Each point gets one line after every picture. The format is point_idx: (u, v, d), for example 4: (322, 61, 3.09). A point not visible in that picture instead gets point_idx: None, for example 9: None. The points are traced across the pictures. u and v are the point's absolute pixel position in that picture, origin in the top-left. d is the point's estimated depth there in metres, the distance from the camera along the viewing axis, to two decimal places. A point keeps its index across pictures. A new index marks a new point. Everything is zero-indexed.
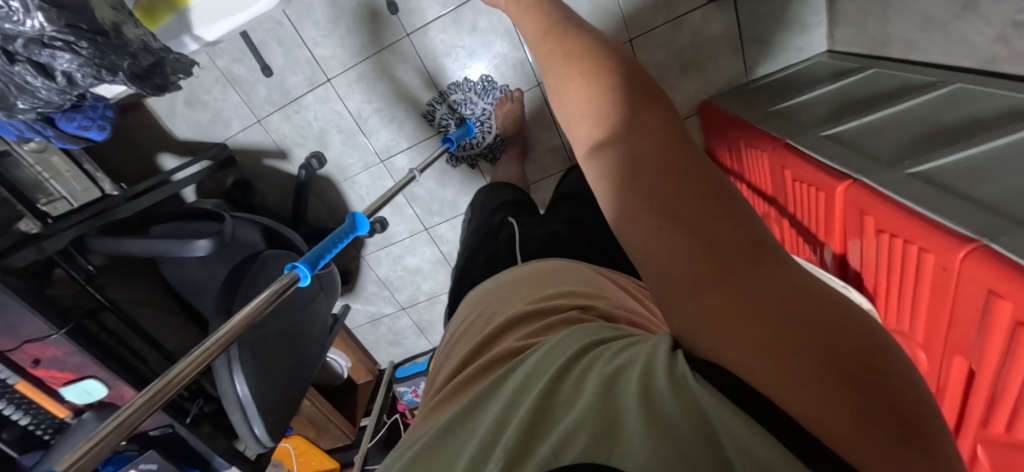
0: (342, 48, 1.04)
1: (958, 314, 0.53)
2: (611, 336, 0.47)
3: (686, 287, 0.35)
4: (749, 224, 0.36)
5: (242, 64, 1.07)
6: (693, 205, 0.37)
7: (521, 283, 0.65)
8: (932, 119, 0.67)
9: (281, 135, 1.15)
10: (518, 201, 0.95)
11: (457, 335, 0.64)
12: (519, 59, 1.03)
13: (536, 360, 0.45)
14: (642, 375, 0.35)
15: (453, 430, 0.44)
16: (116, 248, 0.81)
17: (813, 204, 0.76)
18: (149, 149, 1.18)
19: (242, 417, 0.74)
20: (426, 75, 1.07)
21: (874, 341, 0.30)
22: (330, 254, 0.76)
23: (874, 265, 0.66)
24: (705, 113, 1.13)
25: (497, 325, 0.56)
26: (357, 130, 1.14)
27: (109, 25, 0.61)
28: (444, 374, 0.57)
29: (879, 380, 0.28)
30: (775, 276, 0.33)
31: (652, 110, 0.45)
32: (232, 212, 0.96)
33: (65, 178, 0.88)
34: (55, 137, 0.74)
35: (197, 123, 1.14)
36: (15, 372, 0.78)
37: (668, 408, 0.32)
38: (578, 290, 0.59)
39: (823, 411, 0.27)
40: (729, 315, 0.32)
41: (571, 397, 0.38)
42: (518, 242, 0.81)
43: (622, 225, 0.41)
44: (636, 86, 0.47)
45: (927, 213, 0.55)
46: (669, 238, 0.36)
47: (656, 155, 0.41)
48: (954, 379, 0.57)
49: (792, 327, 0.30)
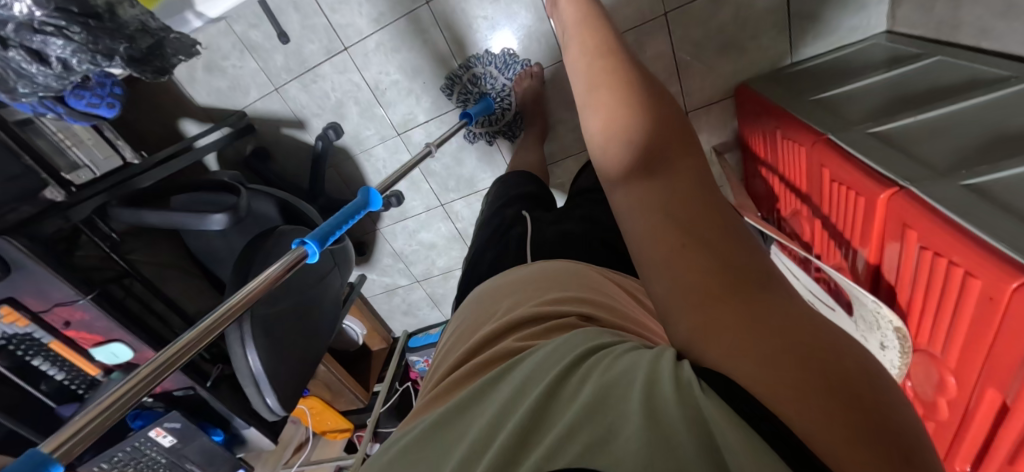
0: (361, 14, 1.00)
1: (1000, 345, 0.49)
2: (614, 342, 0.45)
3: (696, 302, 0.35)
4: (761, 256, 0.37)
5: (259, 30, 1.04)
6: (710, 228, 0.37)
7: (527, 284, 0.63)
8: (1000, 121, 0.60)
9: (299, 105, 1.13)
10: (530, 192, 0.93)
11: (460, 332, 0.64)
12: (543, 32, 0.97)
13: (533, 360, 0.44)
14: (646, 376, 0.32)
15: (447, 425, 0.44)
16: (136, 219, 0.83)
17: (850, 208, 0.70)
18: (171, 113, 1.18)
19: (255, 389, 0.75)
20: (445, 47, 1.03)
21: (870, 371, 0.29)
22: (341, 233, 0.66)
23: (910, 279, 0.62)
24: (741, 97, 1.05)
25: (499, 325, 0.56)
26: (375, 102, 1.12)
27: (103, 8, 0.69)
28: (441, 373, 0.57)
29: (874, 405, 0.27)
30: (781, 303, 0.33)
31: (682, 141, 0.46)
32: (248, 184, 0.96)
33: (87, 146, 0.86)
34: (66, 114, 0.77)
35: (217, 90, 1.13)
36: (48, 333, 0.80)
37: (672, 417, 0.29)
38: (584, 295, 0.58)
39: (823, 427, 0.26)
40: (732, 329, 0.32)
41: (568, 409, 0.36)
42: (528, 238, 0.80)
43: (640, 238, 0.41)
44: (668, 115, 0.49)
45: (979, 233, 0.50)
46: (686, 254, 0.37)
47: (682, 180, 0.42)
48: (985, 408, 0.53)
49: (794, 344, 0.30)
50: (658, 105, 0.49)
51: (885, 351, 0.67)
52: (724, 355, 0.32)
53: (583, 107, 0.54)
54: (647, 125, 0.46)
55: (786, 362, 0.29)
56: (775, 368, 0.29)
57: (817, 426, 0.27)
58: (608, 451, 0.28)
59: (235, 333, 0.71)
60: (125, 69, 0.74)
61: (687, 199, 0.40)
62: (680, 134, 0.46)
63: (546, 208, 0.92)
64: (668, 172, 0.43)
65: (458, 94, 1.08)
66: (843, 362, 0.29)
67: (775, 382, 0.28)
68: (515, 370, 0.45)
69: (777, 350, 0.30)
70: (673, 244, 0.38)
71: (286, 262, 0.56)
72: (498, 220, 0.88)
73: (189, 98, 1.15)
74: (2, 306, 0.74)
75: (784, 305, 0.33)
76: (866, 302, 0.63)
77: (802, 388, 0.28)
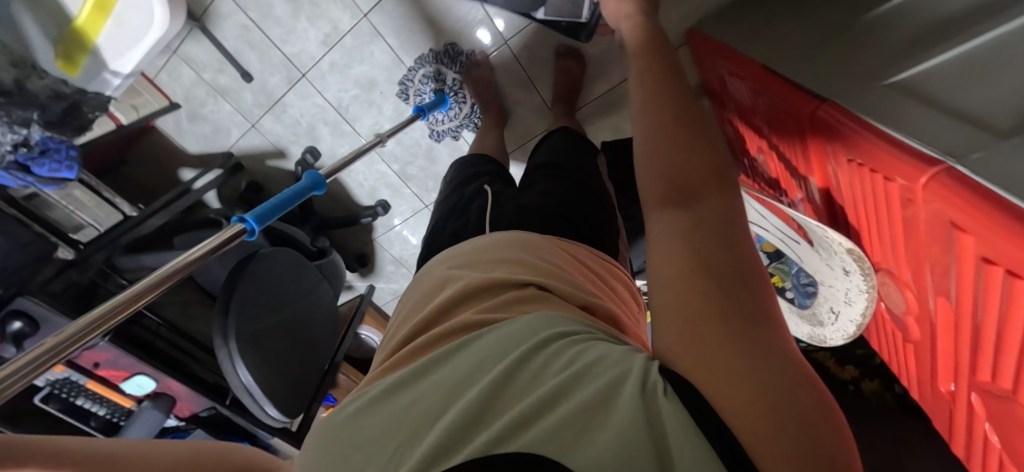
0: (310, 40, 1.06)
1: (930, 248, 0.46)
2: (577, 327, 0.47)
3: (694, 318, 0.37)
4: (766, 297, 0.38)
5: (225, 74, 1.12)
6: (724, 263, 0.40)
7: (480, 257, 0.65)
8: (933, 10, 0.55)
9: (276, 136, 1.21)
10: (490, 174, 0.93)
11: (414, 302, 0.65)
12: (480, 19, 1.01)
13: (492, 336, 0.46)
14: (614, 377, 0.36)
15: (383, 401, 0.45)
16: (136, 263, 0.97)
17: (791, 134, 0.67)
18: (170, 165, 1.29)
19: (253, 400, 0.81)
20: (392, 54, 1.07)
21: (827, 417, 0.31)
22: (282, 209, 0.72)
23: (852, 194, 0.58)
24: (693, 42, 1.00)
25: (452, 296, 0.57)
26: (342, 120, 1.17)
27: (12, 84, 0.81)
28: (388, 352, 0.59)
29: (817, 440, 0.29)
30: (769, 338, 0.35)
31: (722, 174, 0.47)
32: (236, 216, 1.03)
33: (88, 207, 0.98)
34: (38, 183, 0.87)
35: (203, 136, 1.23)
36: (83, 375, 0.89)
37: (632, 414, 0.32)
38: (539, 265, 0.60)
39: (765, 444, 0.29)
40: (717, 347, 0.35)
41: (524, 390, 0.38)
42: (487, 210, 0.82)
43: (659, 262, 0.44)
44: (713, 147, 0.49)
45: (901, 139, 0.46)
46: (695, 279, 0.39)
47: (713, 215, 0.44)
48: (940, 317, 0.50)
49: (767, 372, 0.32)
50: (709, 137, 0.50)
51: (849, 276, 0.63)
52: (699, 366, 0.34)
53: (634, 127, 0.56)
54: (690, 153, 0.48)
55: (750, 383, 0.31)
56: (739, 387, 0.32)
57: (760, 442, 0.29)
58: (559, 440, 0.32)
59: (223, 352, 0.77)
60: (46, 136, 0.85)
61: (710, 234, 0.42)
62: (721, 169, 0.47)
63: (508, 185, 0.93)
64: (696, 206, 0.45)
65: (415, 96, 1.11)
66: (803, 401, 0.31)
67: (737, 400, 0.31)
68: (475, 343, 0.46)
69: (747, 372, 0.32)
70: (685, 270, 0.40)
71: (220, 236, 0.62)
72: (458, 196, 0.91)
73: (183, 148, 1.26)
74: None
75: (771, 341, 0.35)
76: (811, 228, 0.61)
77: (757, 406, 0.30)
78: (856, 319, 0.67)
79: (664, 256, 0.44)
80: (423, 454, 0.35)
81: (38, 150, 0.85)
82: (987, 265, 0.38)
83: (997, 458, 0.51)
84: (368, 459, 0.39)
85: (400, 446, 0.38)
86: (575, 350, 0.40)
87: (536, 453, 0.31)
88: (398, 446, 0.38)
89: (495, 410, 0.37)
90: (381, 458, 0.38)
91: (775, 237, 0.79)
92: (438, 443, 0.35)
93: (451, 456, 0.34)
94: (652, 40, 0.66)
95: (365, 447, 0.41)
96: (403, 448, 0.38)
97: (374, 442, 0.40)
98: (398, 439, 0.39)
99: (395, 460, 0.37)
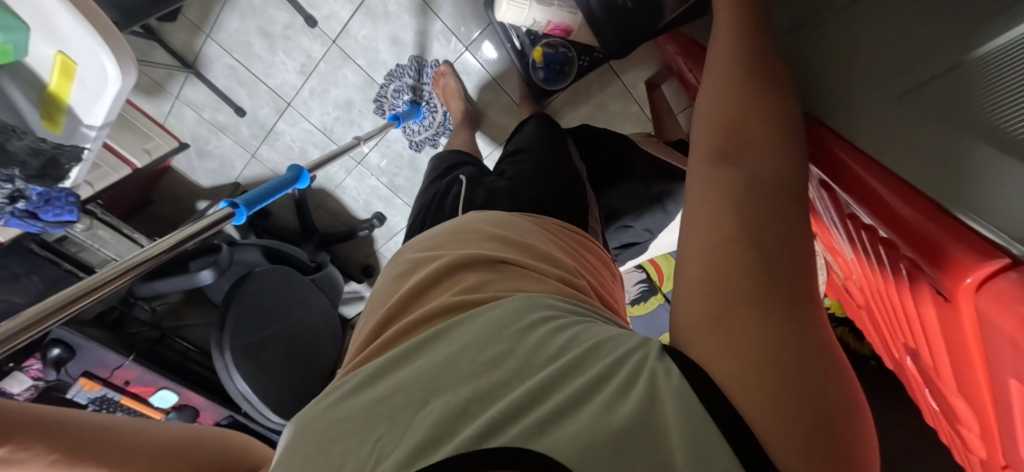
0: (289, 71, 1.14)
1: (837, 209, 0.46)
2: (566, 311, 0.43)
3: (722, 294, 0.32)
4: (809, 269, 0.33)
5: (222, 112, 1.23)
6: (770, 230, 0.33)
7: (455, 235, 0.58)
8: None
9: (273, 163, 1.31)
10: (468, 164, 0.88)
11: (386, 288, 0.57)
12: (438, 30, 1.05)
13: (492, 316, 0.42)
14: (609, 364, 0.34)
15: (360, 390, 0.40)
16: (150, 289, 1.03)
17: None
18: (187, 199, 1.41)
19: (252, 407, 0.89)
20: (363, 74, 1.13)
21: (851, 410, 0.28)
22: (270, 200, 0.77)
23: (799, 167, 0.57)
24: (659, 49, 0.97)
25: (436, 274, 0.50)
26: (329, 141, 1.25)
27: None
28: (359, 344, 0.51)
29: (837, 436, 0.27)
30: (806, 319, 0.30)
31: (769, 125, 0.41)
32: (236, 239, 1.11)
33: (110, 243, 1.06)
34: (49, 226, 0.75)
35: (212, 171, 1.35)
36: (117, 392, 1.02)
37: (624, 410, 0.29)
38: (523, 244, 0.56)
39: (788, 443, 0.26)
40: (747, 329, 0.30)
41: (517, 379, 0.35)
42: (461, 197, 0.75)
43: (691, 225, 0.38)
44: (762, 95, 0.43)
45: (841, 133, 0.44)
46: (732, 249, 0.33)
47: (767, 172, 0.37)
48: (860, 277, 0.49)
49: (799, 362, 0.28)
50: (767, 88, 0.43)
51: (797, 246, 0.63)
52: (719, 352, 0.30)
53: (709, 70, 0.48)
54: (751, 118, 0.42)
55: (772, 377, 0.28)
56: (764, 377, 0.28)
57: (783, 443, 0.26)
58: (550, 436, 0.30)
59: (219, 364, 0.84)
60: (44, 187, 0.69)
61: (757, 191, 0.36)
62: (784, 130, 0.41)
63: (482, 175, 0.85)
64: (746, 159, 0.38)
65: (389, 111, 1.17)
66: (830, 399, 0.28)
67: (757, 395, 0.28)
68: (472, 320, 0.42)
69: (779, 363, 0.28)
70: (722, 233, 0.34)
71: (189, 228, 0.65)
72: (433, 190, 0.84)
73: (196, 182, 1.38)
74: (81, 378, 0.96)
75: (809, 324, 0.30)
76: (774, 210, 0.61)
77: (784, 402, 0.27)
78: None
79: (700, 223, 0.37)
80: (414, 447, 0.32)
81: (40, 198, 0.71)
82: (900, 268, 0.37)
83: (942, 423, 0.50)
84: (347, 452, 0.35)
85: (382, 438, 0.34)
86: (567, 338, 0.37)
87: (524, 446, 0.29)
88: (379, 439, 0.34)
89: (485, 402, 0.34)
90: (361, 453, 0.34)
91: None
92: (427, 435, 0.32)
93: (437, 452, 0.31)
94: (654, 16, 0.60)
95: (345, 439, 0.36)
96: (386, 440, 0.34)
97: (355, 434, 0.36)
98: (379, 431, 0.35)
99: (375, 456, 0.33)
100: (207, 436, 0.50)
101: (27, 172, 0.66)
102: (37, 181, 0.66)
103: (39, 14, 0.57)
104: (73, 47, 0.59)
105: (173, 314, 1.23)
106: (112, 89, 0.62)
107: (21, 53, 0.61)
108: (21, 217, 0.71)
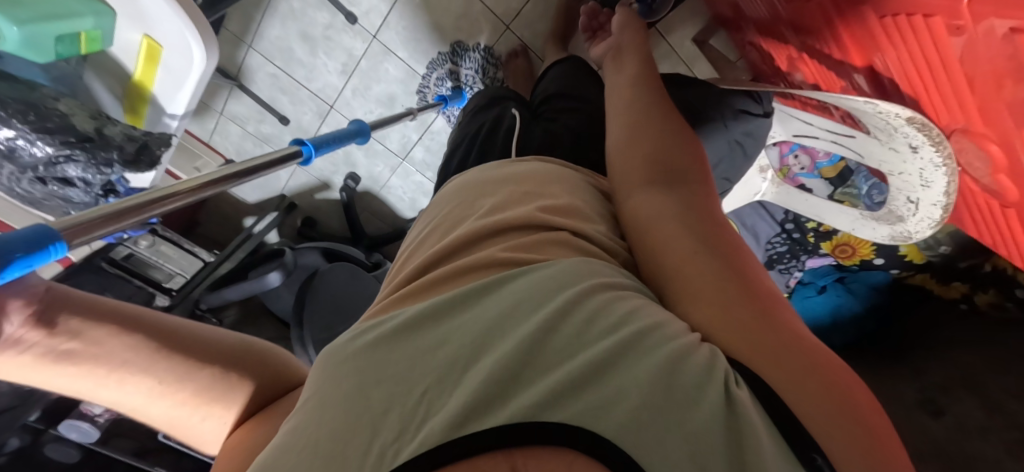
0: (331, 72, 1.15)
1: (997, 75, 0.41)
2: (618, 280, 0.36)
3: (714, 294, 0.35)
4: (761, 273, 0.38)
5: (266, 123, 1.24)
6: (723, 243, 0.39)
7: (513, 176, 0.47)
8: None
9: (318, 170, 1.30)
10: (506, 97, 0.78)
11: (444, 201, 0.49)
12: (479, 11, 1.04)
13: (537, 280, 0.34)
14: (674, 350, 0.28)
15: (404, 336, 0.33)
16: (221, 299, 1.03)
17: (822, 18, 0.61)
18: (233, 216, 1.41)
19: None
20: (405, 67, 1.12)
21: (860, 384, 0.30)
22: (333, 147, 0.71)
23: (906, 63, 0.52)
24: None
25: (480, 225, 0.40)
26: (373, 141, 1.22)
27: (92, 130, 0.60)
28: (390, 288, 0.42)
29: (865, 414, 0.28)
30: (783, 311, 0.34)
31: (690, 159, 0.47)
32: (296, 244, 1.09)
33: (174, 259, 1.04)
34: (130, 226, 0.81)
35: (257, 185, 1.34)
36: None
37: (704, 410, 0.25)
38: (577, 183, 0.48)
39: (835, 426, 0.26)
40: (747, 321, 0.32)
41: (565, 352, 0.29)
42: (516, 131, 0.67)
43: (657, 243, 0.41)
44: (672, 125, 0.51)
45: None
46: (702, 258, 0.37)
47: (699, 201, 0.43)
48: None
49: (801, 345, 0.30)
50: (683, 126, 0.51)
51: (918, 153, 0.58)
52: (739, 337, 0.31)
53: (613, 115, 0.55)
54: (674, 143, 0.48)
55: (795, 359, 0.29)
56: (788, 360, 0.29)
57: (831, 425, 0.26)
58: (622, 413, 0.25)
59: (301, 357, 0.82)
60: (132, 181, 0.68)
61: (700, 214, 0.42)
62: (699, 162, 0.48)
63: (530, 115, 0.77)
64: (682, 189, 0.44)
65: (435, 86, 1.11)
66: (847, 377, 0.29)
67: (783, 374, 0.28)
68: (509, 282, 0.34)
69: (789, 346, 0.30)
70: (687, 246, 0.38)
71: (275, 154, 0.59)
72: (477, 124, 0.75)
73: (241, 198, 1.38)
74: None
75: (786, 313, 0.34)
76: (886, 110, 0.56)
77: (811, 379, 0.28)
78: (939, 201, 0.61)
79: (663, 235, 0.40)
80: (461, 408, 0.26)
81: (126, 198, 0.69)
82: None
83: None
84: (391, 400, 0.28)
85: (429, 392, 0.28)
86: (618, 317, 0.31)
87: (576, 425, 0.25)
88: (427, 391, 0.28)
89: (537, 366, 0.29)
90: (404, 407, 0.28)
91: (828, 142, 0.74)
92: (473, 394, 0.27)
93: (490, 415, 0.26)
94: (637, 24, 0.68)
95: (390, 381, 0.30)
96: (433, 395, 0.28)
97: (398, 380, 0.30)
98: (426, 382, 0.29)
99: (423, 408, 0.27)
100: (256, 351, 0.45)
101: (124, 157, 0.63)
102: (135, 166, 0.63)
103: None
104: (159, 31, 0.59)
105: (234, 328, 1.22)
106: (196, 72, 0.62)
107: (106, 44, 0.62)
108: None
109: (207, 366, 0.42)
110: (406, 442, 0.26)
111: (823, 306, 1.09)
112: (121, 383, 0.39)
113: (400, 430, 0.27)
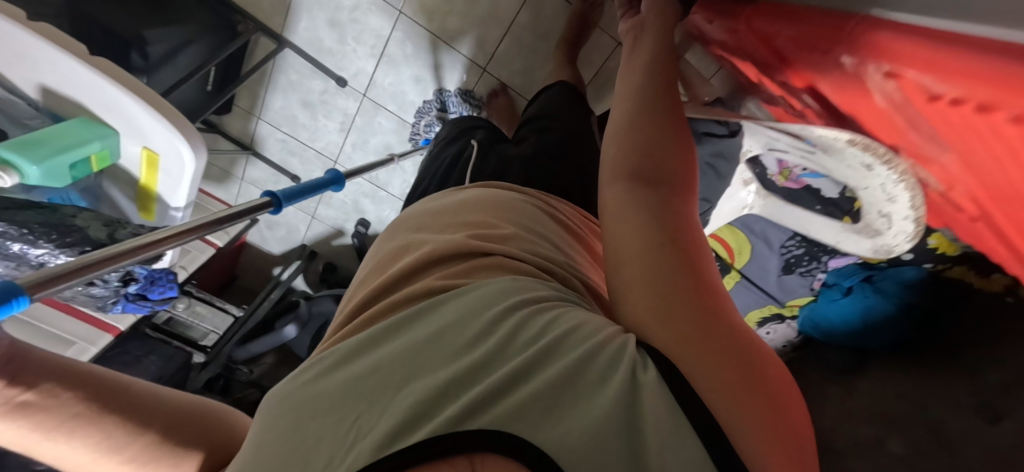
0: (331, 132, 1.24)
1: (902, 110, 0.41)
2: (550, 297, 0.39)
3: (664, 293, 0.35)
4: (713, 268, 0.39)
5: (281, 183, 1.36)
6: (684, 238, 0.39)
7: (442, 218, 0.52)
8: None
9: (331, 220, 1.40)
10: (479, 126, 0.83)
11: (380, 256, 0.52)
12: (454, 59, 1.09)
13: (472, 303, 0.38)
14: (589, 349, 0.33)
15: (351, 362, 0.36)
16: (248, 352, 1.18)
17: (756, 45, 0.61)
18: (265, 268, 1.55)
19: None
20: (395, 118, 1.19)
21: (783, 381, 0.32)
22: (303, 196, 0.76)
23: (829, 87, 0.50)
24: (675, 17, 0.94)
25: (416, 259, 0.44)
26: (377, 189, 1.30)
27: (105, 237, 0.70)
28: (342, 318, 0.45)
29: (780, 413, 0.30)
30: (728, 309, 0.36)
31: (676, 143, 0.46)
32: (314, 293, 1.18)
33: (207, 317, 1.15)
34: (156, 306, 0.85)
35: (281, 237, 1.48)
36: None
37: (588, 421, 0.29)
38: (504, 208, 0.52)
39: (749, 430, 0.28)
40: (687, 325, 0.33)
41: (476, 374, 0.32)
42: (470, 163, 0.73)
43: (617, 241, 0.41)
44: (667, 106, 0.49)
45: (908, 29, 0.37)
46: (665, 253, 0.37)
47: (672, 191, 0.43)
48: (961, 172, 0.42)
49: (734, 348, 0.32)
50: (682, 107, 0.49)
51: (873, 171, 0.56)
52: (677, 343, 0.33)
53: (619, 89, 0.53)
54: (665, 127, 0.47)
55: (726, 362, 0.31)
56: (719, 367, 0.31)
57: (745, 430, 0.28)
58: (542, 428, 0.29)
59: None
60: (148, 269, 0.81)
61: (670, 206, 0.42)
62: (686, 146, 0.47)
63: (493, 139, 0.80)
64: (663, 177, 0.43)
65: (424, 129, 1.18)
66: (770, 377, 0.32)
67: (717, 379, 0.30)
68: (444, 308, 0.38)
69: (723, 349, 0.32)
70: (648, 242, 0.39)
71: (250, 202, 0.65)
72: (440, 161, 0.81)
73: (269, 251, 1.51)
74: None
75: (730, 312, 0.35)
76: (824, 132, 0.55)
77: (734, 384, 0.30)
78: (909, 214, 0.58)
79: (623, 235, 0.41)
80: (392, 426, 0.29)
81: (146, 282, 0.82)
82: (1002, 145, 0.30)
83: None
84: (322, 431, 0.32)
85: (359, 419, 0.31)
86: (542, 326, 0.35)
87: (500, 429, 0.28)
88: (358, 417, 0.32)
89: (461, 384, 0.32)
90: (336, 434, 0.31)
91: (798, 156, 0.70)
92: (406, 414, 0.30)
93: (416, 431, 0.30)
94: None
95: (323, 414, 0.33)
96: (362, 421, 0.31)
97: (330, 411, 0.33)
98: (357, 410, 0.32)
99: (354, 432, 0.31)
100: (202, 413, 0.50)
101: None
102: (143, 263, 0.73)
103: (127, 118, 0.66)
104: (155, 142, 0.68)
105: (270, 373, 1.33)
106: (189, 170, 0.70)
107: (115, 157, 0.71)
108: (133, 300, 0.81)
109: (158, 426, 0.46)
110: (337, 464, 0.29)
111: (851, 310, 0.95)
112: (64, 440, 0.43)
113: (335, 452, 0.30)
